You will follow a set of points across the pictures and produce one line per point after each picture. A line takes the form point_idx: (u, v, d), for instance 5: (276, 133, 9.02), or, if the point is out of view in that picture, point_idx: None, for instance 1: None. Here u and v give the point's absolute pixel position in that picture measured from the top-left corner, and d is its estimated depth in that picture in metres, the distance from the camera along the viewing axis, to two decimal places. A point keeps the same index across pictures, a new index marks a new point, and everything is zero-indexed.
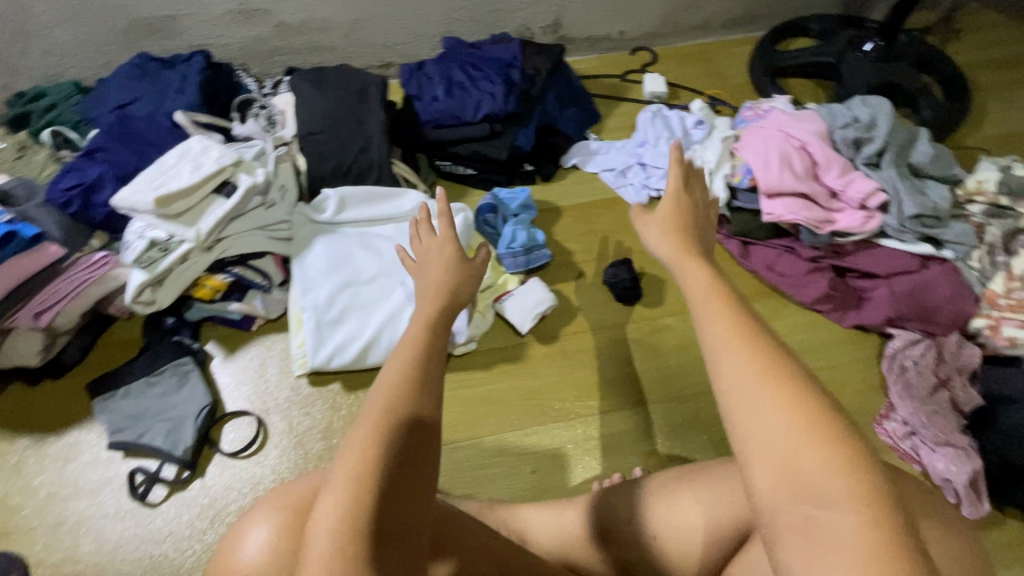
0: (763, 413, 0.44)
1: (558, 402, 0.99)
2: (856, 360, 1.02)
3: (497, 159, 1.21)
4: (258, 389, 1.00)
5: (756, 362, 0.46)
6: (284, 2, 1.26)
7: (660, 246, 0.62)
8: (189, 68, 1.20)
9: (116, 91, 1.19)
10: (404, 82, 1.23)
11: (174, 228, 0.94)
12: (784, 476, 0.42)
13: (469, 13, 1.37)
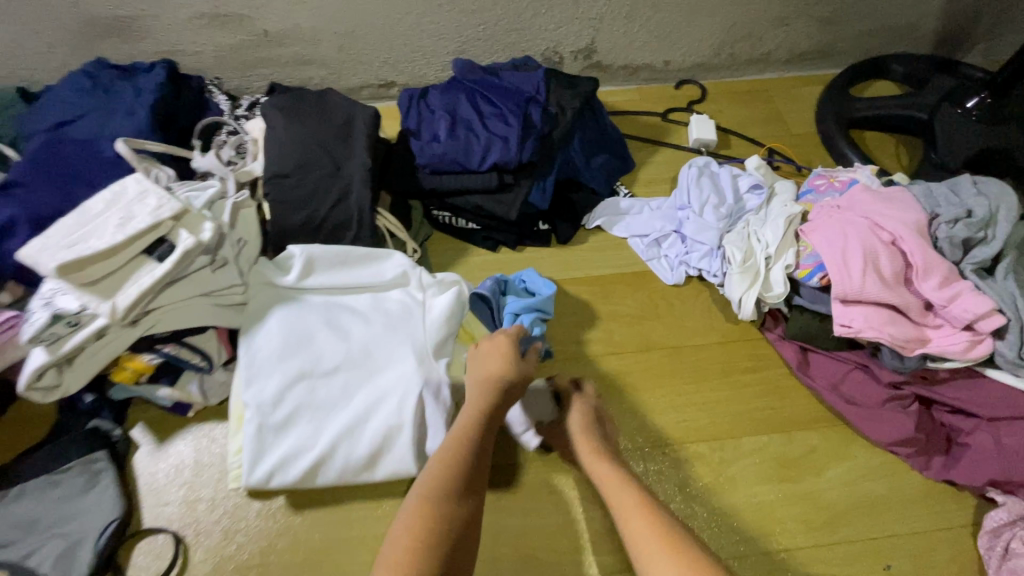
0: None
1: (551, 554, 0.77)
2: (944, 528, 0.78)
3: (505, 218, 1.00)
4: (185, 496, 0.81)
5: (680, 563, 0.55)
6: (267, 9, 1.06)
7: (583, 449, 0.73)
8: (147, 82, 1.01)
9: (59, 105, 1.00)
10: (401, 115, 1.02)
11: (87, 298, 0.75)
12: None
13: (486, 31, 1.15)
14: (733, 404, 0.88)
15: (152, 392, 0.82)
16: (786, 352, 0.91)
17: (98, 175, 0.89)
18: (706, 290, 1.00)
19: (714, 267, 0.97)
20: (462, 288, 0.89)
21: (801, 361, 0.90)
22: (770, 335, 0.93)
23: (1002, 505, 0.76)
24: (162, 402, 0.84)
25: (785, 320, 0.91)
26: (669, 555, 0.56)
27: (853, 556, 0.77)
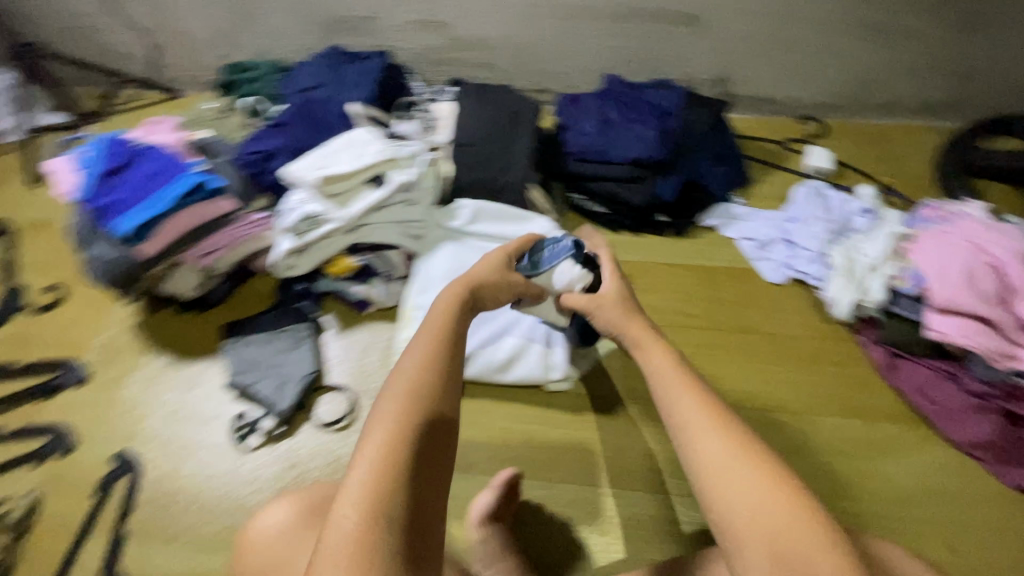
0: (743, 487, 0.53)
1: (635, 472, 0.93)
2: (1006, 530, 0.86)
3: (633, 205, 1.19)
4: (358, 369, 1.05)
5: (727, 438, 0.58)
6: (466, 20, 1.35)
7: (633, 333, 0.76)
8: (371, 65, 1.31)
9: (307, 75, 1.33)
10: (558, 112, 1.25)
11: (327, 207, 1.03)
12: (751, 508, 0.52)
13: (636, 54, 1.37)
14: (815, 389, 1.00)
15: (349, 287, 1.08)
16: (875, 355, 1.01)
17: (335, 126, 1.19)
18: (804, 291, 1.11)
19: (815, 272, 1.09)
20: None
21: (890, 364, 0.99)
22: (861, 338, 1.03)
23: None
24: (352, 298, 1.10)
25: (880, 326, 1.00)
26: (716, 430, 0.59)
27: (912, 531, 0.87)
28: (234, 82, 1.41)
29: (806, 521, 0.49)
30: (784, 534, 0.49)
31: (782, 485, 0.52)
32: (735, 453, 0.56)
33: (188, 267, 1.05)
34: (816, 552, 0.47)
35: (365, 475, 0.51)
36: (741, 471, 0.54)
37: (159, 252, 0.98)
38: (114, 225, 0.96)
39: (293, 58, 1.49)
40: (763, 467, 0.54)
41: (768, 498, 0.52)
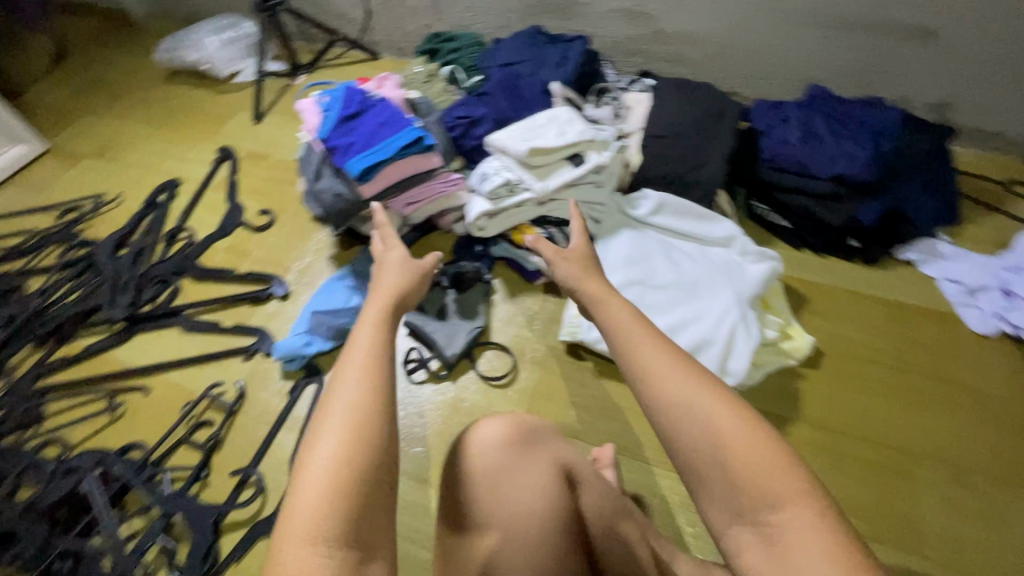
0: (693, 407, 0.49)
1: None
2: None
3: (827, 223, 1.13)
4: (522, 334, 1.10)
5: (704, 384, 0.50)
6: (672, 13, 1.34)
7: (587, 289, 0.65)
8: (571, 48, 1.35)
9: (508, 50, 1.39)
10: (757, 117, 1.21)
11: (526, 176, 1.10)
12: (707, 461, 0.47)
13: (849, 66, 1.28)
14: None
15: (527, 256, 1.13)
16: None
17: (535, 102, 1.24)
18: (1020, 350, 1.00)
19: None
20: (776, 267, 1.04)
21: None
22: None
23: None
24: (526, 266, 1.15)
25: None
26: (682, 368, 0.52)
27: None
28: (437, 50, 1.51)
29: (766, 451, 0.46)
30: (733, 467, 0.46)
31: (753, 434, 0.47)
32: (672, 367, 0.52)
33: (391, 212, 1.16)
34: (777, 481, 0.45)
35: (324, 463, 0.47)
36: (700, 398, 0.49)
37: (378, 193, 1.10)
38: (345, 163, 1.07)
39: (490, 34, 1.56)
40: (693, 371, 0.52)
41: (720, 414, 0.48)
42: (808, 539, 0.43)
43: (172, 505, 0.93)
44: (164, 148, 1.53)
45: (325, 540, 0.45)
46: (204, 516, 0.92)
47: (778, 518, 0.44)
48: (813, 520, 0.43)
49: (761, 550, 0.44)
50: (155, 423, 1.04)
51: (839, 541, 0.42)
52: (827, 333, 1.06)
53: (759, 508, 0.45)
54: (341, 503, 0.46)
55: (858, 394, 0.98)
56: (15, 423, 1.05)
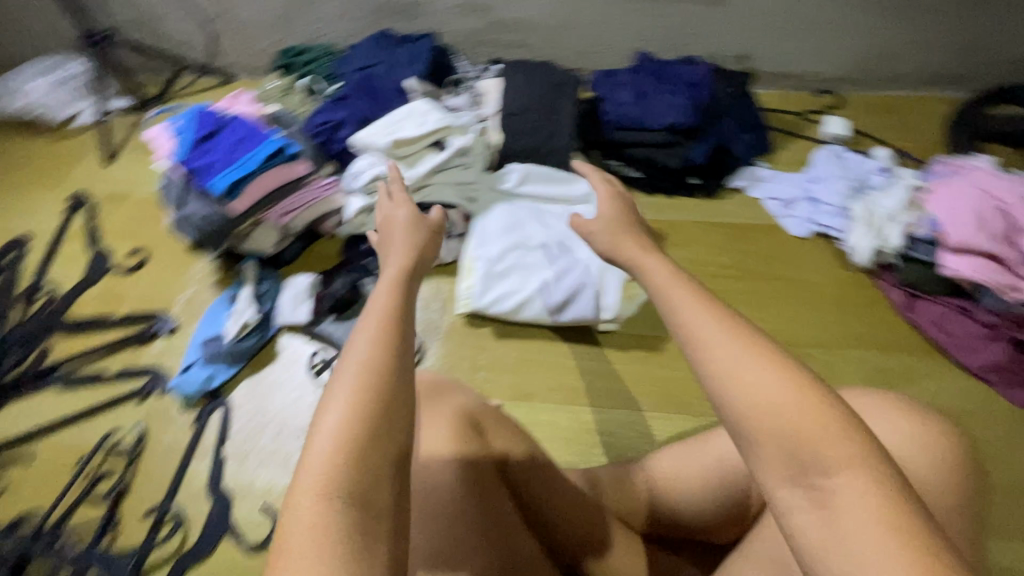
0: (717, 352, 0.46)
1: (694, 401, 1.02)
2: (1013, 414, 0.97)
3: (667, 167, 1.30)
4: (424, 322, 1.15)
5: (771, 365, 0.44)
6: (506, 2, 1.46)
7: (626, 252, 0.65)
8: (372, 38, 1.49)
9: (342, 63, 1.46)
10: (596, 86, 1.37)
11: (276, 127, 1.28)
12: (763, 404, 0.43)
13: (664, 32, 1.47)
14: (843, 316, 1.11)
15: None
16: (895, 296, 1.11)
17: (543, 146, 1.27)
18: (830, 244, 1.21)
19: (858, 187, 1.23)
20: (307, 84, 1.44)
21: (908, 302, 1.09)
22: (881, 282, 1.13)
23: None
24: None
25: (897, 269, 1.11)
26: (710, 314, 0.49)
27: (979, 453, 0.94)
28: (289, 63, 1.52)
29: (824, 423, 0.41)
30: (805, 428, 0.42)
31: (788, 370, 0.44)
32: (708, 316, 0.49)
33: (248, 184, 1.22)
34: (828, 450, 0.41)
35: (342, 413, 0.46)
36: (767, 374, 0.44)
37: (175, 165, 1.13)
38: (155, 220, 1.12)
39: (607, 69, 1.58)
40: (733, 328, 0.48)
41: (768, 391, 0.43)
42: (868, 511, 0.38)
43: (81, 562, 0.91)
44: (5, 199, 1.41)
45: (339, 489, 0.42)
46: (120, 566, 0.91)
47: (832, 486, 0.40)
48: (886, 501, 0.39)
49: (803, 505, 0.41)
50: (46, 485, 0.98)
51: (887, 508, 0.38)
52: (683, 260, 1.22)
53: (818, 472, 0.40)
54: (353, 443, 0.44)
55: None
56: (17, 349, 1.13)
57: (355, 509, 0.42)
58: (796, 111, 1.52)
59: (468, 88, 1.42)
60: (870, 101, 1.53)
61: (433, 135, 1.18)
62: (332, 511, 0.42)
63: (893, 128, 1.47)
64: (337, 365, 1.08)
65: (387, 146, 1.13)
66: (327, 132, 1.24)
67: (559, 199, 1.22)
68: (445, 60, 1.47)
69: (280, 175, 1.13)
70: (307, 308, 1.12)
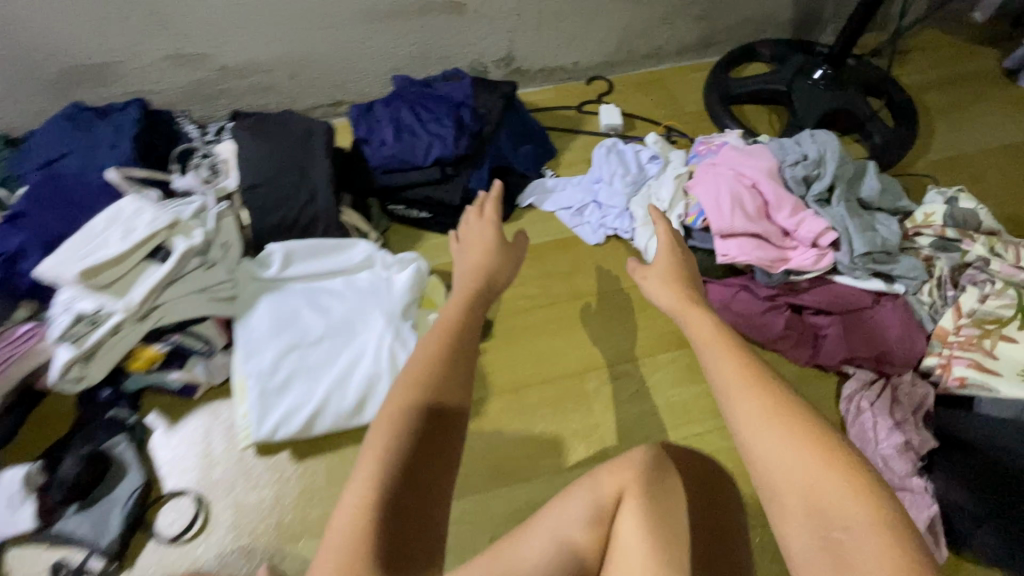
0: (744, 412, 0.54)
1: (525, 459, 0.96)
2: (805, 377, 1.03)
3: (449, 204, 1.20)
4: (203, 466, 0.95)
5: (792, 435, 0.50)
6: (223, 46, 1.23)
7: (664, 300, 0.77)
8: (57, 116, 1.18)
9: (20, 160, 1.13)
10: (354, 125, 1.22)
11: None
12: (784, 469, 0.49)
13: (417, 49, 1.35)
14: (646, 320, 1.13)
15: (163, 376, 0.95)
16: None
17: (301, 217, 1.09)
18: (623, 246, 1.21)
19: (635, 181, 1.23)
20: None
21: None
22: None
23: (854, 376, 0.98)
24: (172, 386, 0.97)
25: None
26: (752, 392, 0.54)
27: None
28: None
29: (831, 474, 0.48)
30: (807, 482, 0.48)
31: (822, 442, 0.50)
32: (753, 383, 0.56)
33: None
34: (845, 509, 0.46)
35: (362, 488, 0.52)
36: (790, 446, 0.50)
37: None
38: None
39: (372, 96, 1.42)
40: (760, 388, 0.55)
41: (789, 455, 0.49)
42: (878, 558, 0.43)
43: None
44: None
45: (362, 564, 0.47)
46: None
47: (849, 539, 0.44)
48: (886, 544, 0.43)
49: (812, 546, 0.46)
50: None
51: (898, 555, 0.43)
52: (488, 301, 1.14)
53: (825, 525, 0.46)
54: (379, 503, 0.50)
55: (529, 337, 1.09)
56: None
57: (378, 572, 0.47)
58: (572, 105, 1.49)
59: (203, 157, 1.19)
60: (637, 80, 1.56)
61: (148, 244, 0.93)
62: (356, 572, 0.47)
63: (661, 105, 1.51)
64: (95, 566, 0.85)
65: (76, 278, 0.87)
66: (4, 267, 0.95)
67: (334, 272, 1.07)
68: (168, 128, 1.21)
69: None
70: (30, 511, 0.84)
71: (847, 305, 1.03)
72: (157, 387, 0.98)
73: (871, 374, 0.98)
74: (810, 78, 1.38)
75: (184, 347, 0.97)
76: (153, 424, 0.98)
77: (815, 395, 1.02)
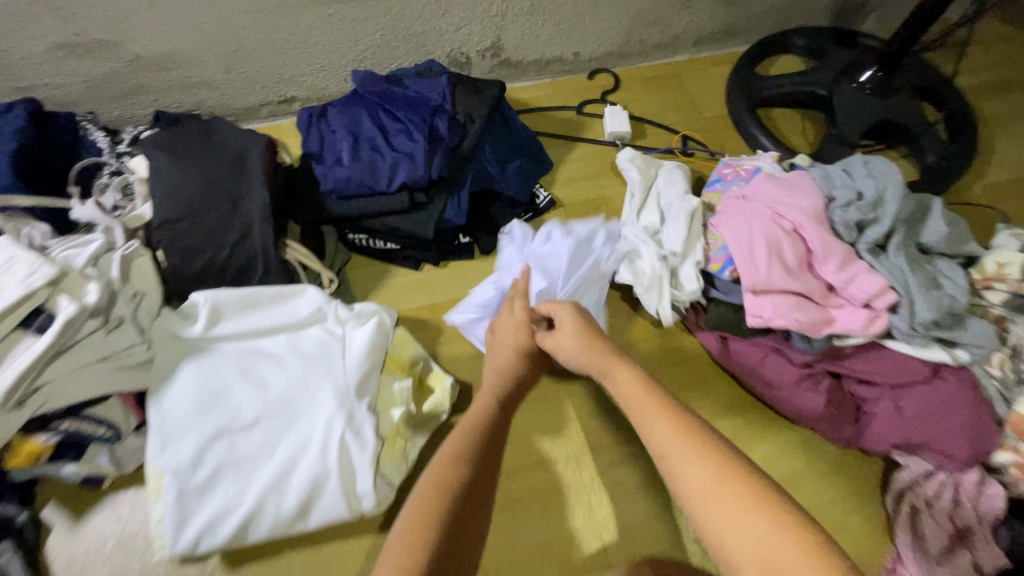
0: (692, 475, 0.51)
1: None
2: (842, 462, 0.88)
3: (422, 237, 0.99)
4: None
5: (749, 504, 0.47)
6: (136, 32, 0.98)
7: (589, 358, 0.70)
8: None
9: None
10: (302, 137, 0.98)
11: None
12: (761, 556, 0.44)
13: (383, 37, 1.10)
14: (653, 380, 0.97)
15: (53, 472, 0.75)
16: (707, 340, 0.95)
17: (234, 259, 0.88)
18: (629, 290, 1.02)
19: (647, 216, 1.02)
20: None
21: (723, 348, 0.93)
22: (692, 325, 0.96)
23: (906, 468, 0.83)
24: (70, 479, 0.78)
25: (705, 309, 0.94)
26: (695, 454, 0.52)
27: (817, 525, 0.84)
28: None
29: (795, 549, 0.44)
30: (769, 561, 0.44)
31: (774, 515, 0.46)
32: (692, 443, 0.53)
33: None
34: (807, 574, 0.42)
35: None
36: (742, 517, 0.46)
37: None
38: None
39: (330, 91, 1.18)
40: (702, 448, 0.52)
41: (749, 529, 0.46)
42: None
43: None
44: None
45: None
46: None
47: None
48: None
49: None
50: None
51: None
52: (468, 361, 0.97)
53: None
54: None
55: None
56: None
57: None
58: (571, 104, 1.26)
59: (113, 176, 0.95)
60: (647, 75, 1.33)
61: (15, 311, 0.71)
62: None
63: (676, 107, 1.28)
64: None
65: None
66: None
67: (273, 329, 0.86)
68: (66, 137, 0.96)
69: None
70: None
71: (907, 379, 0.85)
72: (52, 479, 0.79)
73: (927, 466, 0.82)
74: (856, 81, 1.16)
75: (79, 436, 0.76)
76: (53, 522, 0.80)
77: (856, 487, 0.86)
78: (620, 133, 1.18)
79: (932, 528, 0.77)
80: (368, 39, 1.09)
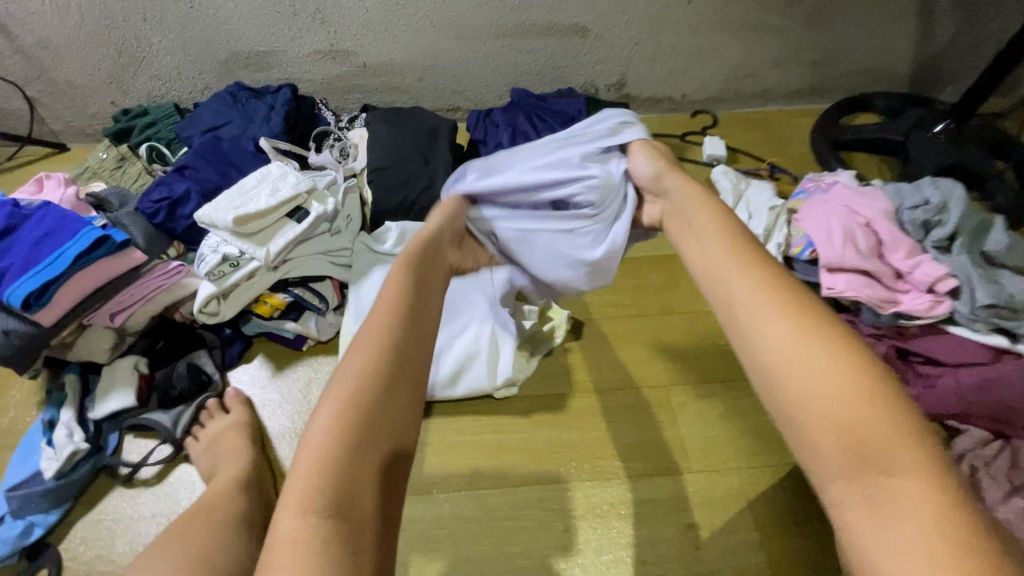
0: (795, 361, 0.58)
1: (604, 462, 0.95)
2: None
3: None
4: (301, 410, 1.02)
5: (849, 382, 0.55)
6: (368, 47, 1.37)
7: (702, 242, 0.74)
8: (223, 93, 1.33)
9: (194, 120, 1.28)
10: (471, 128, 1.30)
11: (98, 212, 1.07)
12: (842, 420, 0.53)
13: (537, 67, 1.44)
14: None
15: (281, 325, 1.05)
16: None
17: (419, 201, 1.18)
18: None
19: (737, 215, 1.21)
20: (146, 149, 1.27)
21: None
22: None
23: (965, 434, 0.95)
24: (286, 335, 1.07)
25: None
26: (791, 334, 0.60)
27: None
28: (125, 127, 1.33)
29: (876, 425, 0.52)
30: (853, 429, 0.53)
31: (860, 386, 0.54)
32: (792, 322, 0.61)
33: (99, 327, 0.98)
34: (899, 455, 0.50)
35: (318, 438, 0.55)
36: (827, 382, 0.55)
37: (61, 318, 0.90)
38: None
39: (487, 104, 1.52)
40: (802, 328, 0.60)
41: (841, 400, 0.54)
42: (916, 510, 0.48)
43: None
44: None
45: (319, 504, 0.51)
46: None
47: (894, 484, 0.49)
48: (934, 500, 0.48)
49: (856, 492, 0.51)
50: None
51: (938, 514, 0.47)
52: (580, 304, 1.15)
53: (866, 469, 0.51)
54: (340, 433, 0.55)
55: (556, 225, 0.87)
56: None
57: (342, 516, 0.52)
58: (675, 133, 1.53)
59: (336, 141, 1.30)
60: (742, 118, 1.59)
61: (289, 204, 1.03)
62: (313, 523, 0.50)
63: (766, 144, 1.52)
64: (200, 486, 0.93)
65: (229, 224, 0.98)
66: (166, 211, 1.07)
67: None
68: (309, 112, 1.33)
69: (104, 270, 0.93)
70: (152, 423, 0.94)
71: (970, 359, 0.97)
72: (273, 334, 1.08)
73: (985, 433, 0.95)
74: (930, 131, 1.35)
75: (303, 301, 1.06)
76: (262, 368, 1.07)
77: None
78: (718, 155, 1.42)
79: (987, 481, 0.88)
80: (525, 68, 1.44)
